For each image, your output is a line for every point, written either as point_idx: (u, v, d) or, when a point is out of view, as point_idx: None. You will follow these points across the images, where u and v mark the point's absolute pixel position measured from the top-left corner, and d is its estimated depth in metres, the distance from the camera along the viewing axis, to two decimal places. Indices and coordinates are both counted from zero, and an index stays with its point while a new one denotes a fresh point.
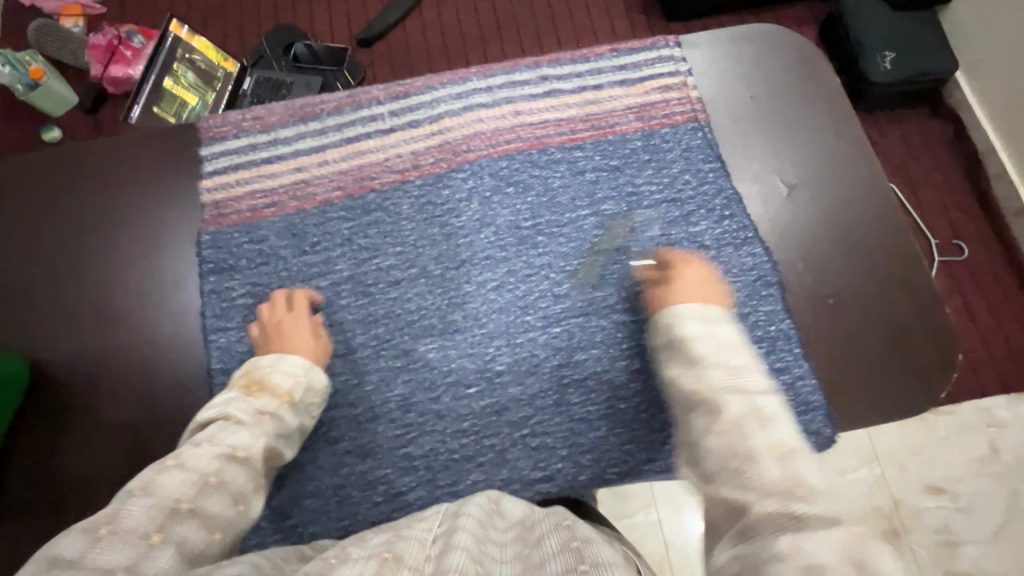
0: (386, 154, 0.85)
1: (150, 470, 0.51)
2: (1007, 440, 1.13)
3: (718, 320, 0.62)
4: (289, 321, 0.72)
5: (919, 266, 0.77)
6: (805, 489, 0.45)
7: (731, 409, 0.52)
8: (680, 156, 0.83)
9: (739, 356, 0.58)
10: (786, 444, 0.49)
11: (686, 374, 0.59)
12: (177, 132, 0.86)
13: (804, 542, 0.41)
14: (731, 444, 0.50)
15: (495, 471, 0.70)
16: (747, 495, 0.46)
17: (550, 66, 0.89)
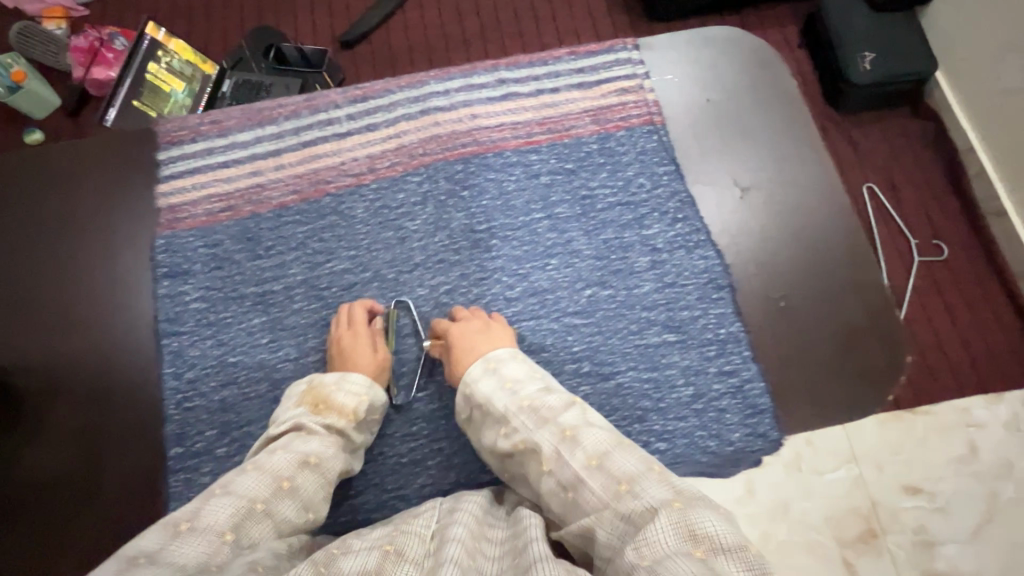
0: (342, 158, 0.85)
1: (233, 471, 0.55)
2: (989, 439, 0.91)
3: (499, 362, 0.65)
4: (351, 337, 0.71)
5: (869, 268, 0.77)
6: (626, 484, 0.50)
7: (545, 445, 0.56)
8: (635, 158, 0.83)
9: (533, 388, 0.61)
10: (597, 451, 0.54)
11: (495, 428, 0.62)
12: (138, 137, 0.87)
13: (643, 542, 0.44)
14: (558, 476, 0.54)
15: (443, 474, 0.70)
16: (586, 517, 0.50)
17: (508, 69, 0.89)
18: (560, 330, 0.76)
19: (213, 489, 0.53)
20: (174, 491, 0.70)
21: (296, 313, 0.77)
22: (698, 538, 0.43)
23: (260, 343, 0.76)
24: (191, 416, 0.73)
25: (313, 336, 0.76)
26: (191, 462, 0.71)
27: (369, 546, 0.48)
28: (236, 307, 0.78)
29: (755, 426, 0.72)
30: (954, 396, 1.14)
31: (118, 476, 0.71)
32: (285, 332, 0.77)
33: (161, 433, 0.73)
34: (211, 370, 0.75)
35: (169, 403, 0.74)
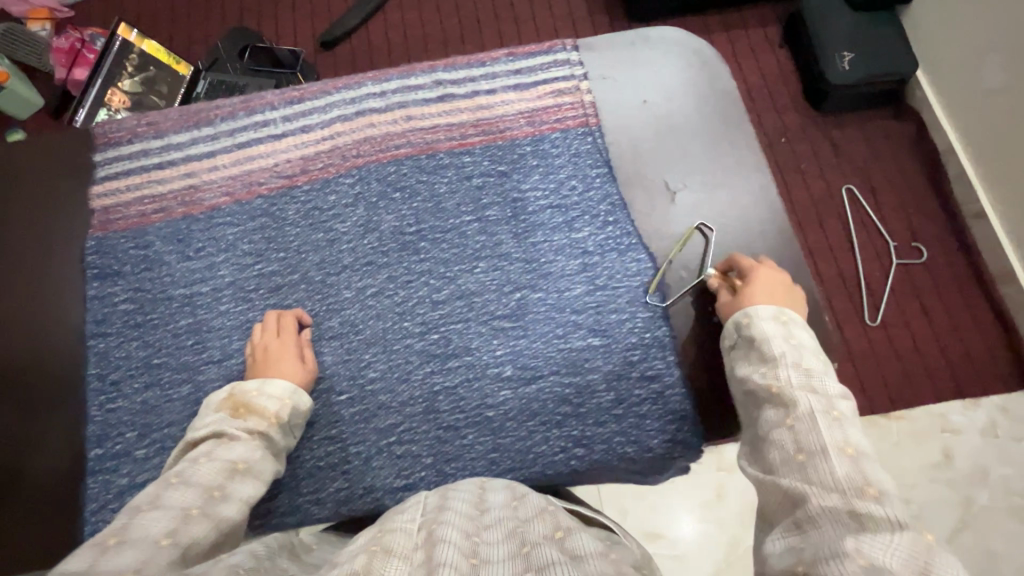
0: (276, 159, 0.85)
1: (156, 486, 0.54)
2: (964, 446, 1.12)
3: (796, 326, 0.61)
4: (276, 345, 0.71)
5: (802, 274, 0.76)
6: (874, 489, 0.45)
7: (803, 405, 0.53)
8: (569, 160, 0.83)
9: (816, 360, 0.57)
10: (861, 447, 0.49)
11: (757, 371, 0.59)
12: (76, 138, 0.87)
13: (868, 538, 0.41)
14: (799, 436, 0.51)
15: (358, 478, 0.70)
16: (808, 485, 0.47)
17: (445, 71, 0.89)
18: (487, 333, 0.75)
19: (139, 505, 0.52)
20: (92, 492, 0.70)
21: (222, 315, 0.77)
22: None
23: (185, 344, 0.76)
24: (112, 417, 0.73)
25: (238, 338, 0.76)
26: (110, 463, 0.71)
27: (355, 552, 0.46)
28: (164, 309, 0.78)
29: (675, 433, 0.71)
30: (927, 401, 1.16)
31: (39, 474, 0.71)
32: (210, 334, 0.76)
33: (83, 433, 0.73)
34: (135, 371, 0.75)
35: (92, 404, 0.74)
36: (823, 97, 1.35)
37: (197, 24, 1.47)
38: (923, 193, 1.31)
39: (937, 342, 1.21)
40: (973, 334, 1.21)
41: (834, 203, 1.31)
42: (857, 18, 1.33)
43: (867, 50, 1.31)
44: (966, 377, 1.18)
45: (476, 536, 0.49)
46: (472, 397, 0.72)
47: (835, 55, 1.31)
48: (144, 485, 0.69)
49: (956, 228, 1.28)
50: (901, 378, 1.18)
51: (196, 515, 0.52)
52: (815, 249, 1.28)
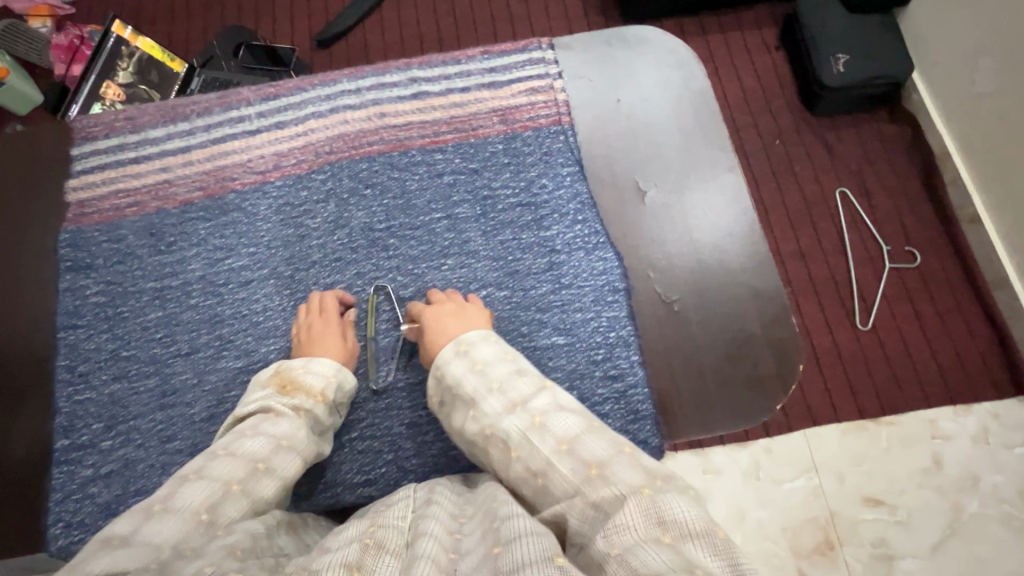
0: (250, 155, 0.85)
1: (203, 457, 0.56)
2: (953, 452, 1.11)
3: (475, 342, 0.63)
4: (320, 324, 0.72)
5: (774, 275, 0.76)
6: (597, 469, 0.49)
7: (514, 433, 0.54)
8: (540, 159, 0.83)
9: (503, 368, 0.60)
10: (568, 434, 0.53)
11: (466, 414, 0.59)
12: (54, 132, 0.88)
13: (615, 528, 0.42)
14: (528, 462, 0.52)
15: (320, 473, 0.70)
16: (557, 504, 0.49)
17: (420, 68, 0.89)
18: None
19: (185, 475, 0.54)
20: (56, 483, 0.71)
21: (191, 309, 0.78)
22: (667, 524, 0.42)
23: (154, 337, 0.76)
24: (80, 408, 0.74)
25: (205, 332, 0.76)
26: (75, 454, 0.72)
27: (347, 540, 0.45)
28: (134, 302, 0.78)
29: (636, 433, 0.71)
30: (916, 406, 1.15)
31: (8, 463, 0.73)
32: (179, 328, 0.77)
33: (51, 424, 0.74)
34: (105, 363, 0.76)
35: (60, 395, 0.74)
36: (817, 98, 1.33)
37: (192, 22, 1.48)
38: (917, 196, 1.30)
39: (927, 347, 1.19)
40: (965, 339, 1.20)
41: (829, 205, 1.30)
42: (853, 18, 1.32)
43: (862, 52, 1.30)
44: (956, 384, 1.16)
45: (458, 532, 0.49)
46: None
47: (829, 56, 1.29)
48: (109, 476, 0.70)
49: (951, 232, 1.26)
50: (891, 383, 1.17)
51: (235, 492, 0.53)
52: (808, 252, 1.27)
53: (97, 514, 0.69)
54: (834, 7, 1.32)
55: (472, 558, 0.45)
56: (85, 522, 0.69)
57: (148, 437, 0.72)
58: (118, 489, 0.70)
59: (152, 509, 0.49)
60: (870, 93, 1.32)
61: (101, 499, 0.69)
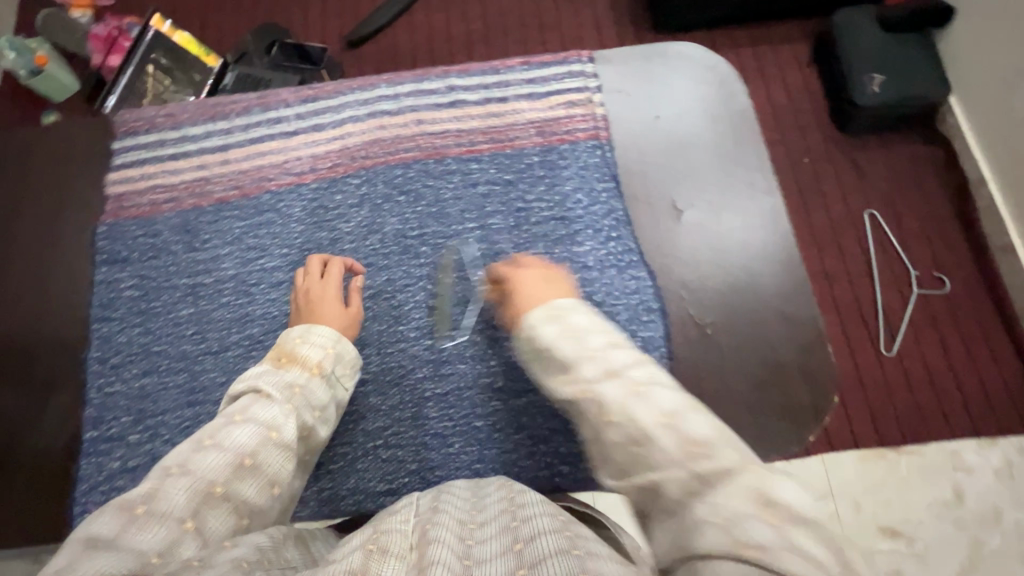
0: (287, 156, 0.86)
1: (190, 447, 0.54)
2: (974, 485, 1.07)
3: (568, 310, 0.61)
4: (320, 288, 0.74)
5: (809, 301, 0.74)
6: (701, 446, 0.47)
7: (613, 397, 0.52)
8: (576, 173, 0.82)
9: (599, 340, 0.57)
10: (671, 408, 0.50)
11: (562, 377, 0.57)
12: (95, 126, 0.89)
13: (717, 501, 0.43)
14: (626, 430, 0.50)
15: (342, 480, 0.70)
16: (654, 473, 0.47)
17: (458, 76, 0.89)
18: (482, 342, 0.75)
19: (169, 467, 0.51)
20: (83, 473, 0.71)
21: (222, 307, 0.78)
22: (773, 506, 0.42)
23: (184, 334, 0.77)
24: (110, 401, 0.74)
25: (235, 331, 0.77)
26: (104, 446, 0.72)
27: (352, 549, 0.45)
28: (167, 297, 0.79)
29: None
30: (939, 436, 1.12)
31: (37, 452, 0.74)
32: (209, 325, 0.77)
33: (80, 414, 0.75)
34: (135, 357, 0.76)
35: (91, 386, 0.75)
36: (848, 117, 1.31)
37: (228, 20, 1.49)
38: (948, 222, 1.27)
39: (953, 378, 1.16)
40: (993, 371, 1.16)
41: (857, 227, 1.27)
42: (890, 38, 1.30)
43: (898, 72, 1.27)
44: (982, 416, 1.13)
45: (471, 538, 0.48)
46: (462, 406, 0.72)
47: (865, 76, 1.27)
48: (135, 470, 0.71)
49: (982, 260, 1.23)
50: (914, 412, 1.14)
51: (219, 494, 0.50)
52: (834, 274, 1.24)
53: None
54: (871, 26, 1.30)
55: (490, 565, 0.44)
56: None
57: (175, 433, 0.72)
58: (144, 483, 0.70)
59: (136, 511, 0.46)
60: (903, 113, 1.30)
61: (126, 492, 0.70)
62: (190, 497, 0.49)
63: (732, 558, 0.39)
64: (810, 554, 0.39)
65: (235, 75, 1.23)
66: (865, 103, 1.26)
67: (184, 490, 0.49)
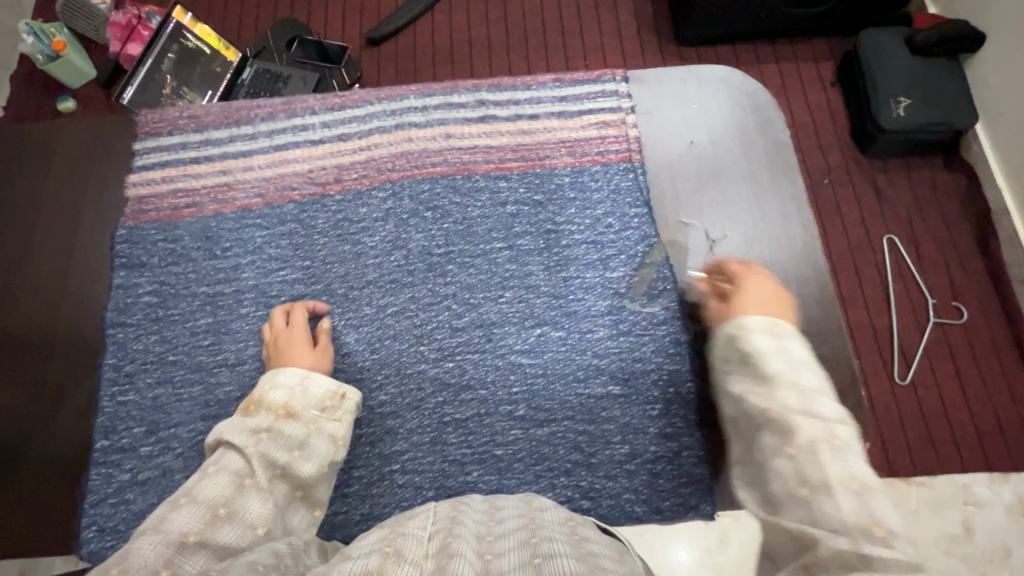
0: (311, 165, 0.84)
1: (164, 508, 0.50)
2: (983, 520, 1.05)
3: (788, 335, 0.56)
4: (287, 334, 0.72)
5: (841, 341, 0.72)
6: (884, 531, 0.42)
7: (804, 433, 0.48)
8: (607, 197, 0.81)
9: (813, 377, 0.53)
10: (865, 481, 0.45)
11: (750, 389, 0.54)
12: (118, 125, 0.88)
13: None
14: (801, 470, 0.46)
15: (357, 504, 0.68)
16: (813, 527, 0.44)
17: (489, 91, 0.88)
18: (504, 367, 0.73)
19: (145, 529, 0.48)
20: (93, 484, 0.70)
21: (241, 319, 0.77)
22: None
23: (200, 344, 0.75)
24: (123, 410, 0.73)
25: (253, 344, 0.75)
26: (115, 456, 0.71)
27: (369, 549, 0.44)
28: (185, 305, 0.78)
29: (687, 496, 0.68)
30: (949, 469, 1.09)
31: (44, 458, 0.72)
32: (226, 337, 0.76)
33: (92, 422, 0.73)
34: (149, 366, 0.75)
35: (104, 394, 0.74)
36: (870, 137, 1.26)
37: (246, 12, 1.44)
38: (967, 249, 1.23)
39: (967, 410, 1.12)
40: (1008, 406, 1.12)
41: (875, 251, 1.23)
42: (918, 61, 1.25)
43: (925, 95, 1.23)
44: (996, 451, 1.09)
45: (489, 552, 0.44)
46: (482, 433, 0.71)
47: (889, 98, 1.22)
48: (147, 483, 0.69)
49: (1000, 289, 1.19)
50: (926, 445, 1.10)
51: (193, 542, 0.47)
52: (850, 298, 1.20)
53: (131, 521, 0.68)
54: (899, 47, 1.26)
55: (506, 557, 0.43)
56: (119, 529, 0.68)
57: (189, 446, 0.71)
58: (155, 496, 0.69)
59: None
60: (926, 137, 1.25)
61: (137, 506, 0.69)
62: (160, 553, 0.45)
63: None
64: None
65: (254, 70, 1.19)
66: (887, 126, 1.22)
67: (157, 543, 0.46)
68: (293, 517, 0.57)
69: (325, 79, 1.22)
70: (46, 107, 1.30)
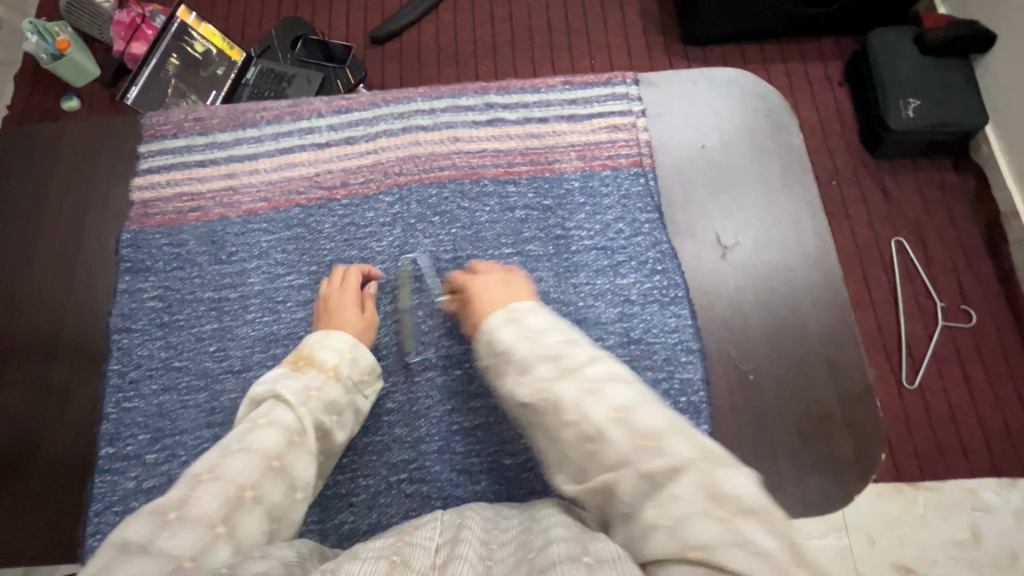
0: (317, 169, 0.84)
1: (216, 453, 0.51)
2: (992, 525, 1.03)
3: (528, 312, 0.59)
4: (338, 295, 0.73)
5: (853, 351, 0.71)
6: (651, 439, 0.44)
7: (563, 395, 0.49)
8: (617, 202, 0.80)
9: (557, 336, 0.55)
10: (624, 404, 0.47)
11: (515, 379, 0.54)
12: (121, 126, 0.86)
13: (665, 501, 0.40)
14: (580, 427, 0.47)
15: (364, 514, 0.67)
16: (607, 474, 0.44)
17: (497, 94, 0.86)
18: None
19: (199, 473, 0.49)
20: (97, 492, 0.69)
21: (247, 324, 0.76)
22: (723, 500, 0.39)
23: (206, 350, 0.75)
24: (128, 416, 0.72)
25: (259, 350, 0.75)
26: (119, 464, 0.70)
27: (376, 554, 0.43)
28: (191, 310, 0.77)
29: None
30: (957, 473, 1.07)
31: (49, 465, 0.71)
32: (232, 342, 0.75)
33: (96, 429, 0.72)
34: (155, 372, 0.74)
35: (109, 400, 0.73)
36: (878, 139, 1.25)
37: (251, 12, 1.43)
38: (977, 253, 1.21)
39: (974, 415, 1.11)
40: (1017, 411, 1.11)
41: (882, 253, 1.22)
42: (927, 62, 1.23)
43: (933, 96, 1.21)
44: (1004, 456, 1.08)
45: (491, 559, 0.45)
46: (489, 442, 0.70)
47: (899, 99, 1.21)
48: (153, 490, 0.69)
49: (1009, 293, 1.18)
50: (933, 448, 1.09)
51: (248, 499, 0.49)
52: (857, 300, 1.19)
53: None
54: (910, 47, 1.24)
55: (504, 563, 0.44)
56: None
57: (195, 454, 0.70)
58: None
59: (169, 516, 0.44)
60: (934, 139, 1.24)
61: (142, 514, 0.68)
62: (222, 502, 0.47)
63: (683, 561, 0.36)
64: (761, 548, 0.36)
65: (258, 69, 1.18)
66: (896, 127, 1.20)
67: (216, 494, 0.47)
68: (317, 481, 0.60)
69: (329, 80, 1.21)
70: (50, 108, 1.30)
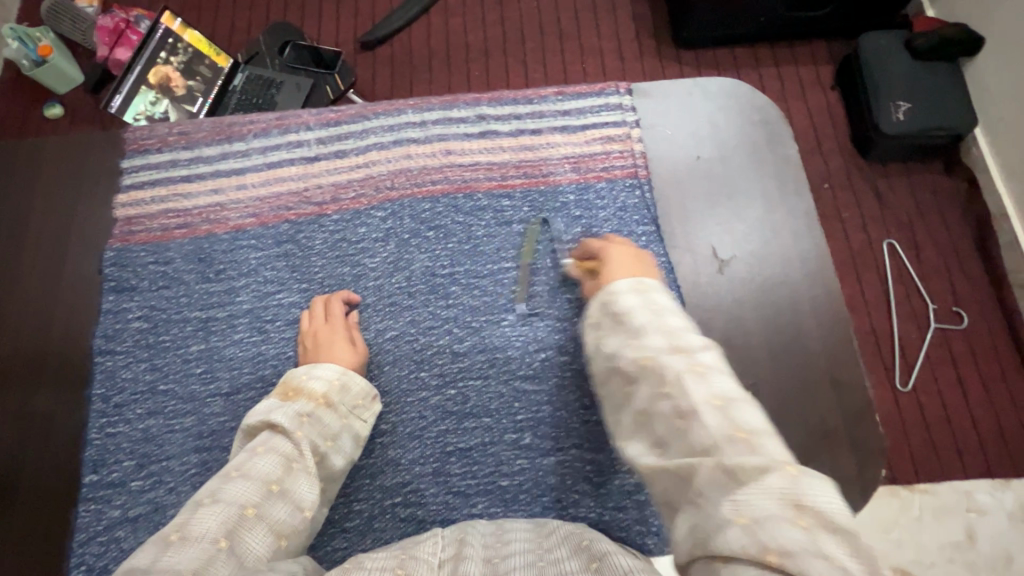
0: (306, 183, 0.82)
1: (217, 480, 0.53)
2: (988, 527, 1.02)
3: (656, 290, 0.56)
4: (326, 330, 0.71)
5: (854, 365, 0.70)
6: (746, 432, 0.42)
7: (670, 369, 0.48)
8: (613, 215, 0.79)
9: (679, 320, 0.53)
10: (727, 395, 0.45)
11: (622, 343, 0.53)
12: (102, 141, 0.84)
13: (745, 499, 0.38)
14: (675, 403, 0.45)
15: (358, 540, 0.66)
16: (690, 456, 0.42)
17: (489, 105, 0.85)
18: (507, 395, 0.71)
19: (201, 498, 0.51)
20: (81, 521, 0.67)
21: (234, 345, 0.74)
22: (806, 508, 0.37)
23: (194, 373, 0.73)
24: (112, 442, 0.70)
25: (247, 372, 0.73)
26: (103, 492, 0.68)
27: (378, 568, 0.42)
28: (177, 331, 0.75)
29: None
30: (951, 476, 1.07)
31: (30, 496, 0.68)
32: (220, 364, 0.73)
33: (80, 456, 0.70)
34: (140, 396, 0.72)
35: (93, 426, 0.71)
36: (870, 144, 1.25)
37: (237, 18, 1.41)
38: (968, 256, 1.21)
39: (968, 417, 1.11)
40: (1010, 413, 1.11)
41: (876, 257, 1.21)
42: (918, 66, 1.23)
43: (923, 101, 1.21)
44: (998, 458, 1.08)
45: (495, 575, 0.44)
46: (485, 463, 0.68)
47: (890, 103, 1.21)
48: (138, 519, 0.67)
49: (1002, 296, 1.18)
50: (928, 450, 1.09)
51: (252, 515, 0.50)
52: (851, 304, 1.18)
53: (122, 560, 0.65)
54: (899, 52, 1.24)
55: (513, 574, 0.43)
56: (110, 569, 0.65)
57: (182, 482, 0.68)
58: (146, 534, 0.66)
59: (169, 538, 0.45)
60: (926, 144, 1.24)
61: (127, 544, 0.66)
62: (223, 521, 0.48)
63: (757, 563, 0.35)
64: (838, 561, 0.34)
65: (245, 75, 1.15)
66: (888, 132, 1.20)
67: (218, 515, 0.49)
68: (324, 506, 0.60)
69: (318, 86, 1.17)
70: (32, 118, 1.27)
